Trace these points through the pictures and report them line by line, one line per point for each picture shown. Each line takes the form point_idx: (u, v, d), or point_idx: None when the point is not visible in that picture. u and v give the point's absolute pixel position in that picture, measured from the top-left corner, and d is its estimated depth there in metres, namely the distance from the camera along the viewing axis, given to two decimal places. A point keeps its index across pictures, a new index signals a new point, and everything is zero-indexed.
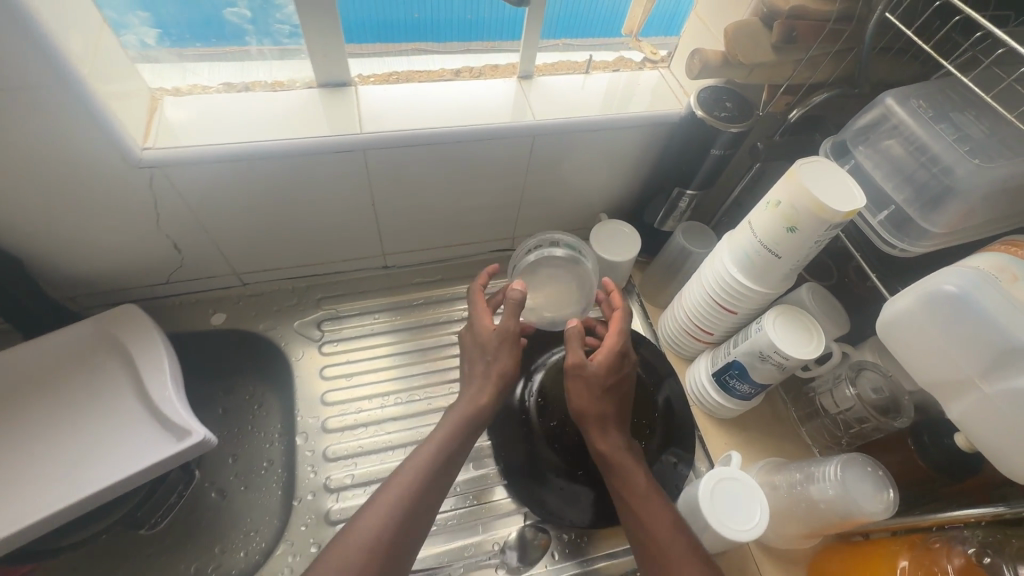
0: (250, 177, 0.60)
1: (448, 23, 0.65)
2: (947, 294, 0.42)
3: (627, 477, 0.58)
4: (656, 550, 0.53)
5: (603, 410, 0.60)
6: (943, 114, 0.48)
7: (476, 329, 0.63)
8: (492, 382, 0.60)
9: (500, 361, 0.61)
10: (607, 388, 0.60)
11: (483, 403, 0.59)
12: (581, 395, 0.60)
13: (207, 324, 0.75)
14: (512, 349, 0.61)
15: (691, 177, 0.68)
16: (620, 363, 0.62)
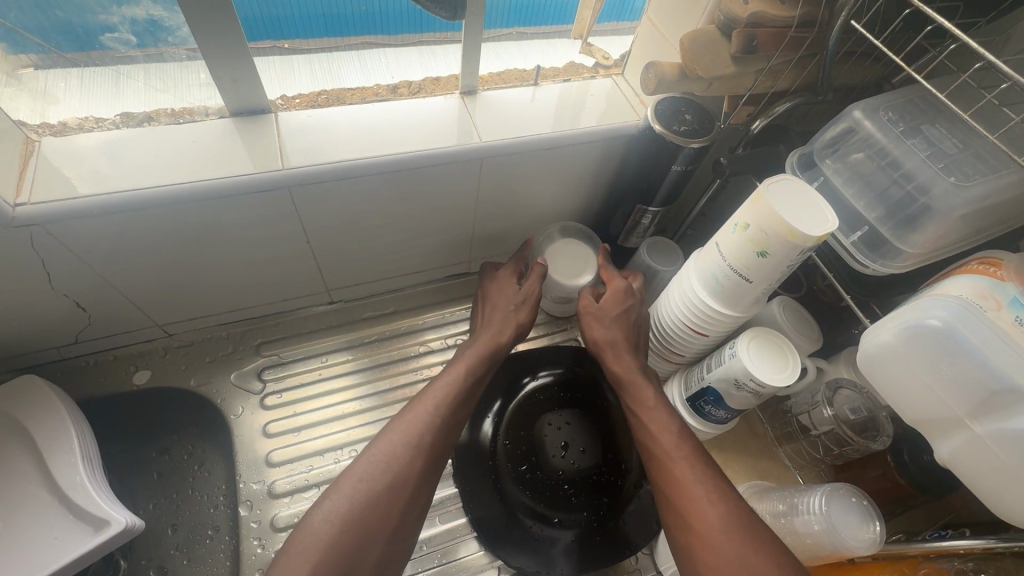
0: (157, 226, 0.52)
1: (382, 22, 0.56)
2: (931, 328, 0.39)
3: (644, 417, 0.55)
4: (660, 449, 0.52)
5: (614, 336, 0.62)
6: (914, 128, 0.45)
7: (501, 282, 0.67)
8: (511, 325, 0.63)
9: (525, 304, 0.65)
10: (619, 312, 0.63)
11: (495, 341, 0.61)
12: (598, 326, 0.63)
13: (129, 384, 0.67)
14: (532, 299, 0.65)
15: (653, 194, 0.64)
16: (629, 295, 0.64)
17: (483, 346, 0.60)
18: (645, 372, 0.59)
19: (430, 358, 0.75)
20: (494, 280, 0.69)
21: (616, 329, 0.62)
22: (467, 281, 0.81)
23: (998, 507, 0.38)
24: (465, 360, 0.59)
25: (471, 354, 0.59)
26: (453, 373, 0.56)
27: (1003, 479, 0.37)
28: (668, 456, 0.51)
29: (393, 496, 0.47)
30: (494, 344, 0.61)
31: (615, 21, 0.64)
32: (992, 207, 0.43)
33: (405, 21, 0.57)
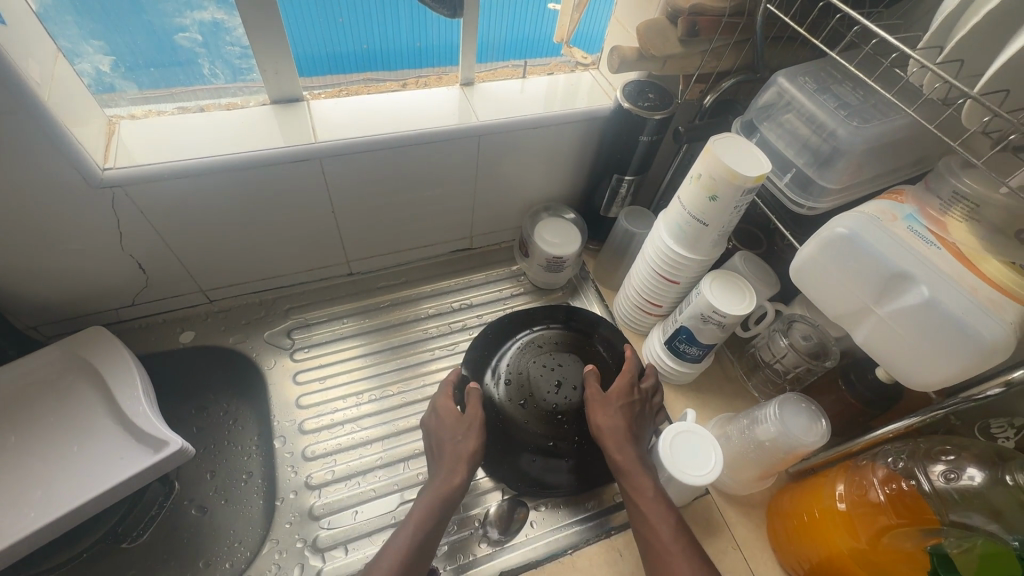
0: (210, 191, 0.62)
1: (395, 53, 0.70)
2: (840, 236, 0.49)
3: (644, 510, 0.58)
4: (658, 545, 0.55)
5: (617, 423, 0.65)
6: (825, 87, 0.56)
7: (440, 407, 0.67)
8: (461, 464, 0.61)
9: (474, 434, 0.64)
10: (622, 406, 0.66)
11: (453, 480, 0.60)
12: (602, 418, 0.65)
13: (176, 342, 0.76)
14: (478, 431, 0.64)
15: (627, 165, 0.74)
16: (633, 389, 0.69)
17: (438, 492, 0.59)
18: (644, 467, 0.61)
19: (438, 319, 0.84)
20: (436, 413, 0.66)
21: (620, 425, 0.64)
22: (468, 255, 0.91)
23: (905, 375, 0.47)
24: (450, 466, 0.61)
25: (423, 506, 0.58)
26: (444, 478, 0.60)
27: (904, 348, 0.46)
28: (665, 547, 0.55)
29: None
30: (450, 485, 0.59)
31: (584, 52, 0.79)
32: (889, 144, 0.53)
33: (405, 58, 0.72)
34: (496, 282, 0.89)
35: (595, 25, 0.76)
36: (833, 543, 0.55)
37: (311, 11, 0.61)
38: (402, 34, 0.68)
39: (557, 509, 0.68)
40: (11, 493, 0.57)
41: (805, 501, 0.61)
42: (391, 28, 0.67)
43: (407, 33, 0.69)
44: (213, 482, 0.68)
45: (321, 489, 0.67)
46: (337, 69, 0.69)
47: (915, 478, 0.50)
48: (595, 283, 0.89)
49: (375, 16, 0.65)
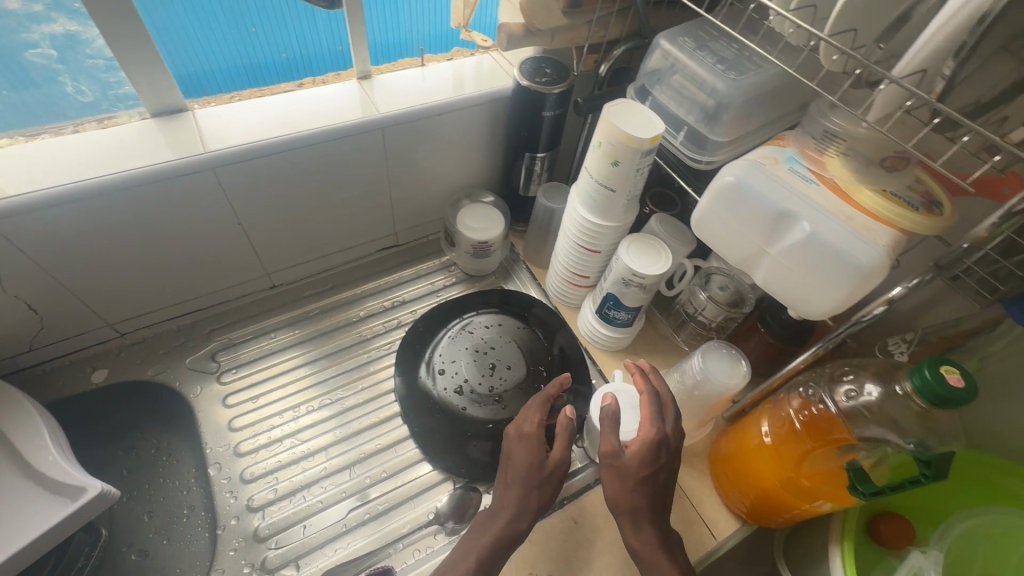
0: (94, 216, 0.58)
1: (316, 57, 0.70)
2: (729, 184, 0.50)
3: None
4: None
5: (635, 502, 0.57)
6: (703, 45, 0.58)
7: (522, 442, 0.62)
8: (528, 513, 0.58)
9: (541, 490, 0.59)
10: (641, 478, 0.57)
11: (500, 529, 0.57)
12: (619, 494, 0.58)
13: (88, 383, 0.71)
14: (552, 487, 0.60)
15: (537, 142, 0.75)
16: (658, 452, 0.59)
17: (504, 518, 0.57)
18: (665, 546, 0.56)
19: (371, 320, 0.83)
20: (513, 460, 0.62)
21: (641, 501, 0.57)
22: (396, 251, 0.90)
23: (803, 307, 0.50)
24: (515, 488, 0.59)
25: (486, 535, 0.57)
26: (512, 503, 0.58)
27: (798, 283, 0.49)
28: None
29: None
30: (500, 536, 0.56)
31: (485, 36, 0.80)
32: (765, 93, 0.56)
33: (328, 62, 0.71)
34: (428, 275, 0.89)
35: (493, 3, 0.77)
36: (765, 477, 0.59)
37: (220, 28, 0.60)
38: (321, 36, 0.68)
39: None
40: None
41: (738, 442, 0.65)
42: (308, 32, 0.67)
43: (327, 35, 0.69)
44: (148, 523, 0.64)
45: (264, 509, 0.64)
46: (255, 79, 0.67)
47: (823, 401, 0.54)
48: (527, 265, 0.89)
49: (293, 23, 0.65)
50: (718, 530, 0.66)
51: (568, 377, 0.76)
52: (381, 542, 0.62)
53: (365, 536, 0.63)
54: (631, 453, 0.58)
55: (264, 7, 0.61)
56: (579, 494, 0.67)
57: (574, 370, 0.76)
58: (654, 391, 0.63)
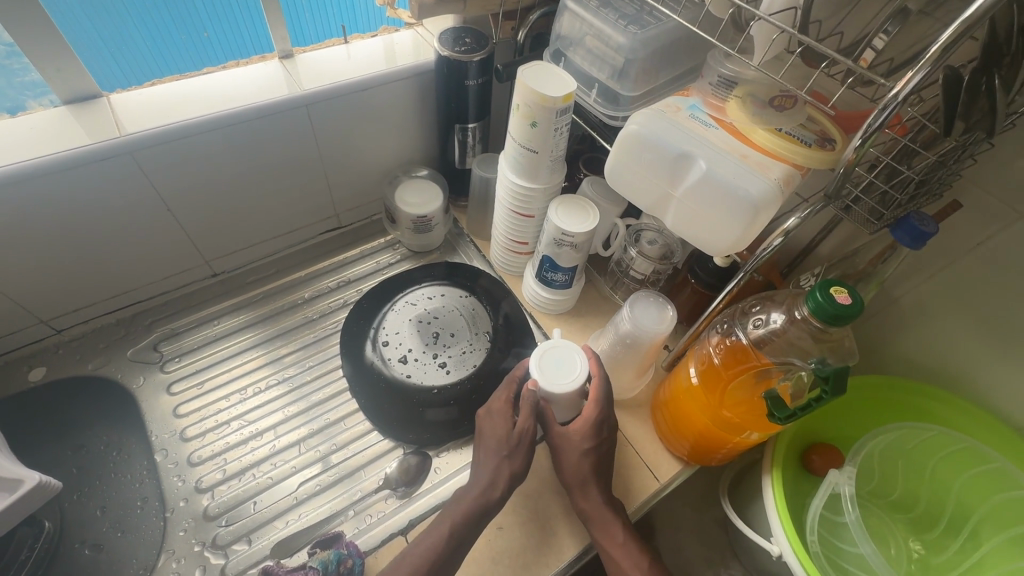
0: (11, 208, 0.57)
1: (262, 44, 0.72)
2: (633, 132, 0.52)
3: (612, 554, 0.59)
4: None
5: (581, 472, 0.62)
6: (607, 3, 0.59)
7: (492, 418, 0.64)
8: (503, 479, 0.59)
9: (513, 458, 0.61)
10: (585, 450, 0.62)
11: (478, 495, 0.58)
12: (567, 464, 0.62)
13: (27, 381, 0.71)
14: (522, 449, 0.61)
15: (466, 113, 0.76)
16: (601, 429, 0.63)
17: (479, 483, 0.59)
18: (611, 507, 0.61)
19: (317, 300, 0.83)
20: (485, 437, 0.63)
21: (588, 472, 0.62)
22: (339, 234, 0.90)
23: (710, 245, 0.53)
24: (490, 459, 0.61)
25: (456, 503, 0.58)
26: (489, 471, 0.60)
27: (702, 222, 0.52)
28: None
29: None
30: (478, 499, 0.58)
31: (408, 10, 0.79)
32: (667, 46, 0.59)
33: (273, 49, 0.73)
34: (373, 254, 0.89)
35: None
36: (694, 416, 0.62)
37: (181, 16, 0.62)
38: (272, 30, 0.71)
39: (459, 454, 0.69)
40: None
41: (672, 388, 0.68)
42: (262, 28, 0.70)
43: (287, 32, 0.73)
44: (97, 516, 0.64)
45: (213, 490, 0.65)
46: (200, 63, 0.67)
47: (737, 335, 0.58)
48: (472, 239, 0.90)
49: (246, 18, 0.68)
50: (661, 471, 0.69)
51: (513, 343, 0.77)
52: (332, 511, 0.64)
53: (316, 507, 0.64)
54: (574, 429, 0.63)
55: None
56: None
57: (518, 334, 0.78)
58: (602, 375, 0.65)
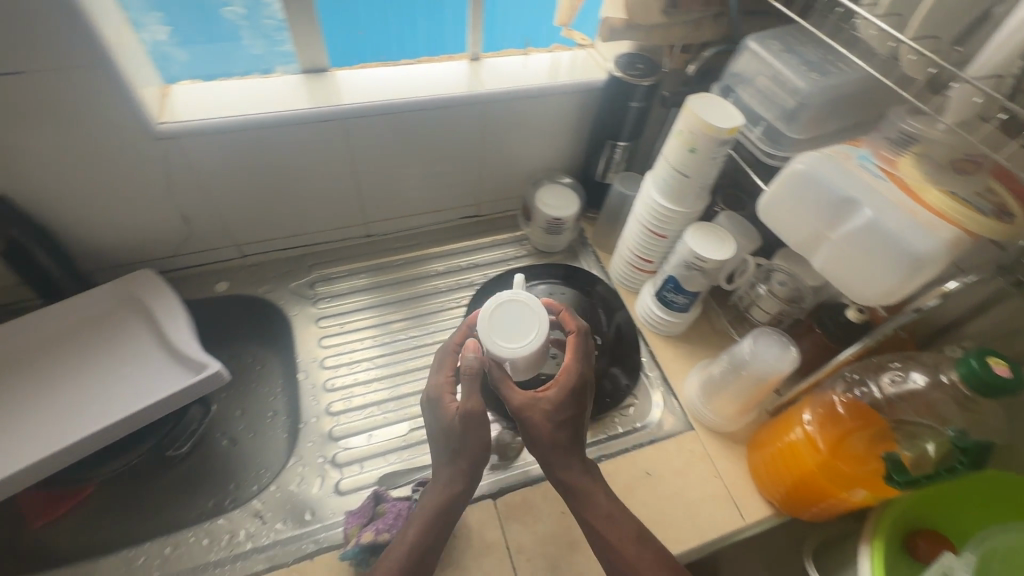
0: (250, 146, 0.71)
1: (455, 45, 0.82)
2: (799, 171, 0.55)
3: (598, 520, 0.59)
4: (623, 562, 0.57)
5: (561, 440, 0.61)
6: (791, 49, 0.62)
7: (443, 397, 0.62)
8: (446, 476, 0.59)
9: (469, 446, 0.59)
10: (562, 418, 0.62)
11: (444, 489, 0.59)
12: (539, 432, 0.61)
13: (212, 291, 0.85)
14: (479, 432, 0.59)
15: (621, 131, 0.82)
16: (570, 397, 0.63)
17: (455, 456, 0.60)
18: (592, 477, 0.62)
19: (448, 275, 0.92)
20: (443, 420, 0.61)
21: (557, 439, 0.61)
22: (477, 221, 0.99)
23: (858, 294, 0.54)
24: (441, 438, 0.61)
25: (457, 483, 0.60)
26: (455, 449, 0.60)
27: (856, 269, 0.53)
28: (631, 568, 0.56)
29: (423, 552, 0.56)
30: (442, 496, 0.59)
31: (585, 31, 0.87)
32: (844, 97, 0.60)
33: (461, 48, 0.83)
34: (502, 245, 0.97)
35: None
36: (801, 462, 0.61)
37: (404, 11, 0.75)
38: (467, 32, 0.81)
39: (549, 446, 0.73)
40: (79, 413, 0.66)
41: (779, 430, 0.67)
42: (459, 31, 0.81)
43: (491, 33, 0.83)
44: (241, 418, 0.78)
45: (339, 416, 0.74)
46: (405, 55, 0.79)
47: (868, 384, 0.59)
48: (594, 249, 0.95)
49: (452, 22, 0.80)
50: (748, 511, 0.69)
51: (617, 359, 0.80)
52: (432, 460, 0.71)
53: (418, 454, 0.71)
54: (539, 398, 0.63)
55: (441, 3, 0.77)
56: (617, 453, 0.73)
57: (626, 345, 0.82)
58: (580, 328, 0.68)
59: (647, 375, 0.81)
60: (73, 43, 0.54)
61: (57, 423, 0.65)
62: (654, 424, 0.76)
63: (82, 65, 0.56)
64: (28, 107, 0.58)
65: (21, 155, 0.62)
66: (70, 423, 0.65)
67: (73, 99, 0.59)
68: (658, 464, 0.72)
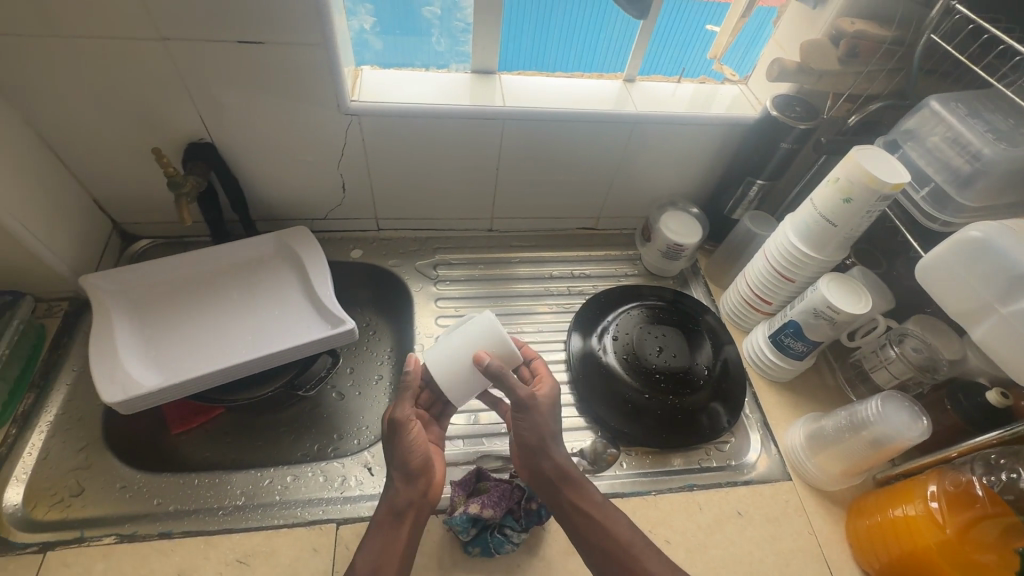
0: (417, 132, 0.78)
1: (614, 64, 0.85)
2: (973, 238, 0.53)
3: (586, 507, 0.59)
4: (616, 546, 0.56)
5: (552, 429, 0.62)
6: (977, 113, 0.61)
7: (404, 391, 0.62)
8: (399, 480, 0.60)
9: (399, 455, 0.60)
10: (556, 412, 0.63)
11: (398, 495, 0.59)
12: (529, 429, 0.60)
13: (347, 256, 0.92)
14: (417, 444, 0.61)
15: (762, 169, 0.82)
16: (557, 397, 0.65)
17: (414, 448, 0.60)
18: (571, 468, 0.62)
19: (559, 280, 0.95)
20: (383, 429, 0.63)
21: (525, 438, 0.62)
22: (591, 234, 1.02)
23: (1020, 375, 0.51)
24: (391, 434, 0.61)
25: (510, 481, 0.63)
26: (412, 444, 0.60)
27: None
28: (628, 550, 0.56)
29: (396, 544, 0.57)
30: (395, 503, 0.59)
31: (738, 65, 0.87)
32: None
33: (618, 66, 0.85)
34: (614, 261, 0.99)
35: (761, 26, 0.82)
36: (920, 538, 0.59)
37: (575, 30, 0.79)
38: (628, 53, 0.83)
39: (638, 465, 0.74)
40: (230, 341, 0.74)
41: (892, 500, 0.64)
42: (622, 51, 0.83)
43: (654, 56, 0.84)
44: (350, 376, 0.87)
45: None
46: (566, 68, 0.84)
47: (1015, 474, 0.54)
48: (706, 281, 0.96)
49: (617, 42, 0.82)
50: (840, 573, 0.67)
51: (721, 395, 0.79)
52: None
53: None
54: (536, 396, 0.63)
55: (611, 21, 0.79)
56: (710, 487, 0.72)
57: (733, 381, 0.81)
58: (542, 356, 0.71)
59: (746, 415, 0.80)
60: (309, 23, 0.63)
61: (212, 346, 0.73)
62: (749, 466, 0.75)
63: (308, 42, 0.65)
64: (256, 70, 0.67)
65: (237, 110, 0.71)
66: (225, 349, 0.73)
67: (290, 69, 0.67)
68: (752, 506, 0.71)
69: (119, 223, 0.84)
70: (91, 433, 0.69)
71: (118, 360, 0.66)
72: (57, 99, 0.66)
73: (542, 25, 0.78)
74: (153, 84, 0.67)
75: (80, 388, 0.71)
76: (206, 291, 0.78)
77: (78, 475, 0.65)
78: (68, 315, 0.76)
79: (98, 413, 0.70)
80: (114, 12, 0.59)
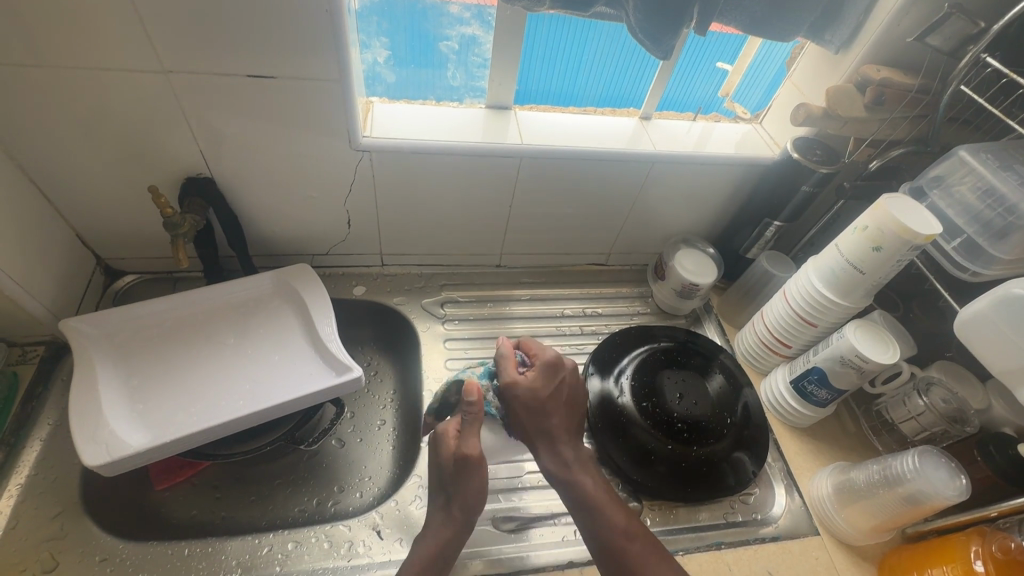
0: (431, 169, 0.74)
1: (630, 99, 0.83)
2: (1016, 296, 0.52)
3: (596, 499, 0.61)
4: (619, 545, 0.58)
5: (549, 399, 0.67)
6: (1008, 166, 0.60)
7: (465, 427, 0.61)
8: (456, 520, 0.59)
9: (461, 494, 0.59)
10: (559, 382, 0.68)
11: (451, 536, 0.58)
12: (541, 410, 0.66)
13: (350, 293, 0.87)
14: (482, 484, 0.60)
15: (781, 210, 0.81)
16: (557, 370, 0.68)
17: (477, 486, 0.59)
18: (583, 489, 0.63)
19: (570, 319, 0.92)
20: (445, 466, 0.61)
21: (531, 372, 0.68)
22: (601, 270, 1.00)
23: None
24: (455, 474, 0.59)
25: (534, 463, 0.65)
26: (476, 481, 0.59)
27: None
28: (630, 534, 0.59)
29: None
30: (443, 545, 0.58)
31: (751, 102, 0.85)
32: None
33: (634, 103, 0.83)
34: (626, 298, 0.97)
35: (773, 69, 0.80)
36: None
37: (593, 66, 0.77)
38: (644, 88, 0.81)
39: (660, 523, 0.71)
40: (224, 390, 0.68)
41: (931, 558, 0.62)
42: (639, 86, 0.81)
43: (671, 89, 0.81)
44: (350, 422, 0.81)
45: None
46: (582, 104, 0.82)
47: None
48: (718, 318, 0.94)
49: (633, 78, 0.80)
50: None
51: (743, 443, 0.76)
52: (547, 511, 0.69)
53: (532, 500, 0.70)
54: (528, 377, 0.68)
55: (627, 59, 0.76)
56: (738, 544, 0.69)
57: (754, 427, 0.78)
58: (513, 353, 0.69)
59: (769, 464, 0.78)
60: (330, 58, 0.60)
61: (202, 396, 0.67)
62: (776, 519, 0.72)
63: (326, 77, 0.62)
64: (264, 106, 0.64)
65: (240, 143, 0.67)
66: (218, 399, 0.67)
67: (305, 103, 0.64)
68: (782, 565, 0.68)
69: (103, 258, 0.79)
70: (67, 496, 0.62)
71: (103, 420, 0.60)
72: (45, 132, 0.61)
73: (552, 55, 0.75)
74: (152, 117, 0.62)
75: (56, 444, 0.65)
76: (197, 335, 0.72)
77: (53, 548, 0.59)
78: (44, 363, 0.70)
79: (75, 472, 0.64)
80: (114, 43, 0.55)
